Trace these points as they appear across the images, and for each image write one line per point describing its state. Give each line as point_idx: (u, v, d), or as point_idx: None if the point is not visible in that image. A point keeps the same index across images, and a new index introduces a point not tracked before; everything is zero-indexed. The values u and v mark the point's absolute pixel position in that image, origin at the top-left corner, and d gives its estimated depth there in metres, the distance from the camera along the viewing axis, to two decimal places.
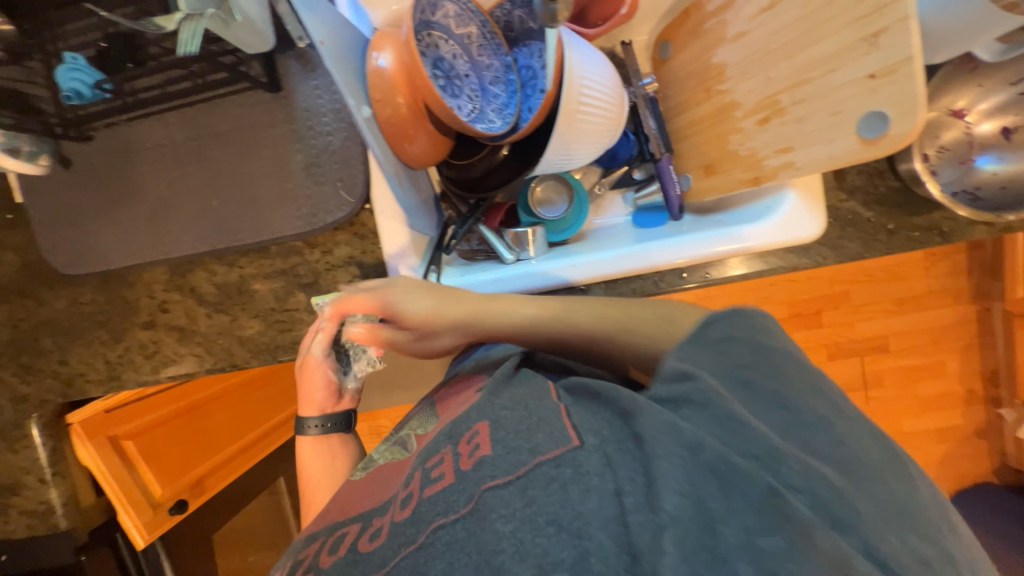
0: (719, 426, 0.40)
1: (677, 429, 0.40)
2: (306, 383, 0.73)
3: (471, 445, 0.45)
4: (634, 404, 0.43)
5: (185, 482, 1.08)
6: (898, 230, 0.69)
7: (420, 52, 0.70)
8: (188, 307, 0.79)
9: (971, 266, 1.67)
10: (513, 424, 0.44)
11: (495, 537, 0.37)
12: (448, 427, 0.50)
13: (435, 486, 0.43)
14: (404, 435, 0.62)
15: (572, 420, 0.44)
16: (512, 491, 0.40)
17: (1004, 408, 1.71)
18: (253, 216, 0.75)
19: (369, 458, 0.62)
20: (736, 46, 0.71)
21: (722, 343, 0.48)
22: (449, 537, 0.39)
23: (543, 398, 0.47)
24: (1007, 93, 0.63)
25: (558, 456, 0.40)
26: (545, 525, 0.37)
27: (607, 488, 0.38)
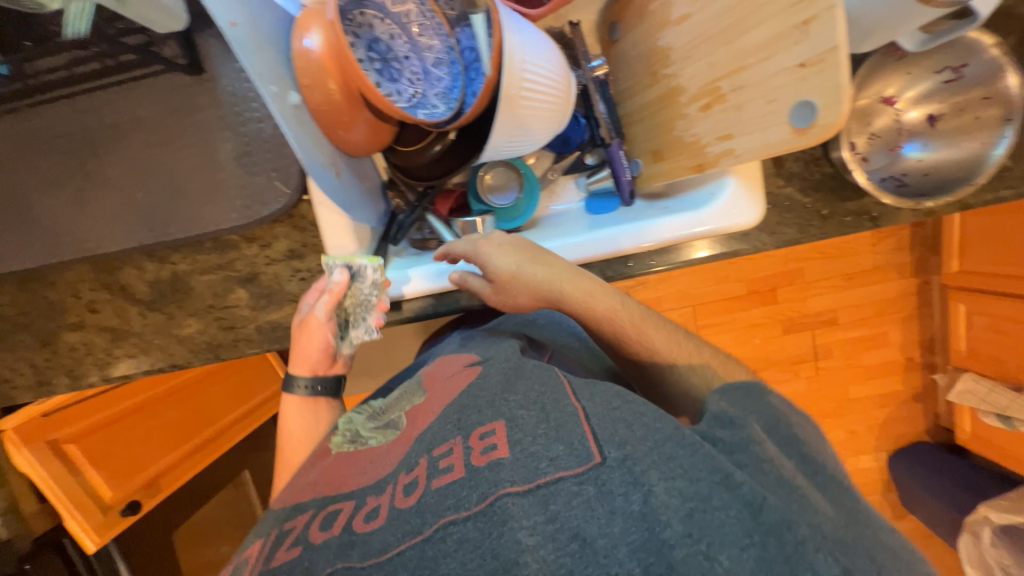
0: (746, 464, 0.48)
1: (714, 464, 0.46)
2: (302, 341, 0.71)
3: (484, 443, 0.50)
4: (675, 436, 0.48)
5: (138, 482, 1.06)
6: (832, 215, 0.71)
7: (350, 33, 0.66)
8: (119, 307, 0.75)
9: (914, 242, 1.76)
10: (530, 425, 0.50)
11: (517, 546, 0.42)
12: (456, 414, 0.55)
13: (443, 478, 0.48)
14: (394, 418, 0.64)
15: (593, 432, 0.49)
16: (533, 501, 0.45)
17: (938, 373, 1.84)
18: (183, 209, 0.71)
19: (357, 435, 0.63)
20: (680, 29, 0.70)
21: (750, 395, 0.57)
22: (460, 535, 0.44)
23: (559, 399, 0.53)
24: (933, 81, 0.64)
25: (581, 473, 0.46)
26: (565, 539, 0.43)
27: (632, 509, 0.44)
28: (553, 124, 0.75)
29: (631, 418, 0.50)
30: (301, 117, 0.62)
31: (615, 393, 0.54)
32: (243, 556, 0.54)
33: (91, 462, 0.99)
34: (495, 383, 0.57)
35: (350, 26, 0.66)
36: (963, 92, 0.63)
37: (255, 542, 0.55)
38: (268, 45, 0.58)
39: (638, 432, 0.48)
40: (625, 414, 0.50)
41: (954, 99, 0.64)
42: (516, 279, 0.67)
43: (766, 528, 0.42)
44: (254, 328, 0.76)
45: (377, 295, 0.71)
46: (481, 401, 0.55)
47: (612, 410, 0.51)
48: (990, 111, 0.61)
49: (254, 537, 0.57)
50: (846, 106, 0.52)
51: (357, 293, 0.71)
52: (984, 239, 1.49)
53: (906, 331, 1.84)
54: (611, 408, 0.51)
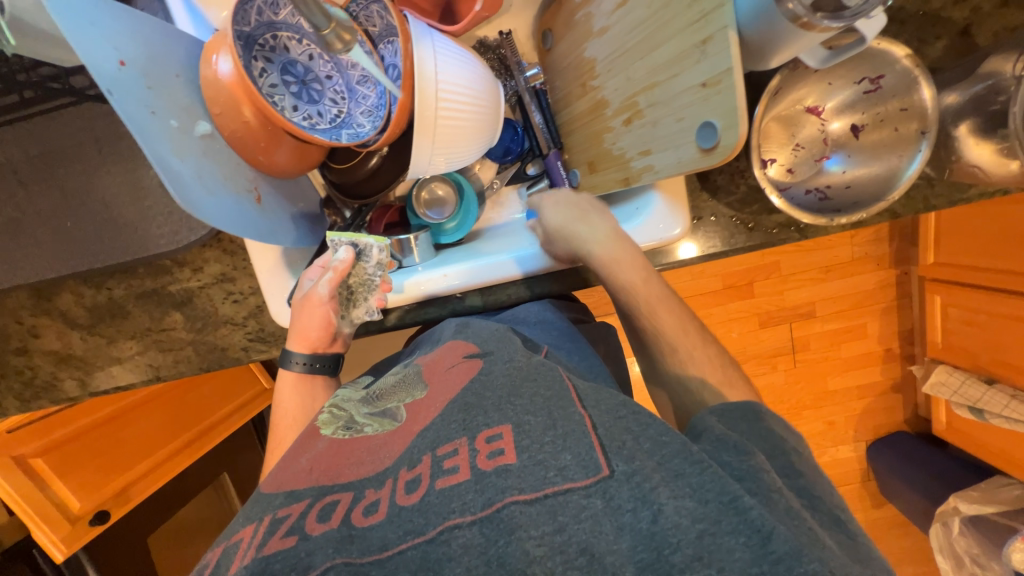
0: (761, 486, 0.44)
1: (725, 483, 0.43)
2: (303, 318, 0.71)
3: (493, 449, 0.47)
4: (684, 452, 0.46)
5: (109, 492, 1.11)
6: (757, 228, 0.71)
7: (263, 58, 0.66)
8: (60, 331, 0.77)
9: (893, 233, 1.72)
10: (538, 432, 0.48)
11: (524, 557, 0.40)
12: (460, 413, 0.53)
13: (448, 479, 0.46)
14: (390, 408, 0.60)
15: (601, 442, 0.47)
16: (540, 510, 0.43)
17: (916, 364, 1.82)
18: (112, 236, 0.71)
19: (351, 421, 0.58)
20: (602, 41, 0.68)
21: (747, 416, 0.54)
22: (466, 539, 0.42)
23: (568, 407, 0.50)
24: (854, 91, 0.63)
25: (588, 486, 0.44)
26: (574, 553, 0.41)
27: (640, 526, 0.42)
28: (476, 142, 0.75)
29: (642, 430, 0.48)
30: (213, 146, 0.61)
31: (627, 402, 0.51)
32: (229, 543, 0.47)
33: (59, 475, 1.02)
34: (503, 383, 0.55)
35: (262, 50, 0.66)
36: (882, 103, 0.62)
37: (246, 525, 0.48)
38: (170, 75, 0.58)
39: (648, 445, 0.46)
40: (630, 424, 0.48)
41: (874, 110, 0.63)
42: (561, 231, 0.72)
43: (774, 559, 0.38)
44: (191, 349, 0.78)
45: (381, 275, 0.74)
46: (487, 403, 0.53)
47: (619, 420, 0.49)
48: (909, 124, 0.60)
49: (238, 522, 0.49)
50: (744, 128, 0.51)
51: (361, 272, 0.74)
52: (959, 231, 1.46)
53: (885, 322, 1.81)
54: (617, 417, 0.49)
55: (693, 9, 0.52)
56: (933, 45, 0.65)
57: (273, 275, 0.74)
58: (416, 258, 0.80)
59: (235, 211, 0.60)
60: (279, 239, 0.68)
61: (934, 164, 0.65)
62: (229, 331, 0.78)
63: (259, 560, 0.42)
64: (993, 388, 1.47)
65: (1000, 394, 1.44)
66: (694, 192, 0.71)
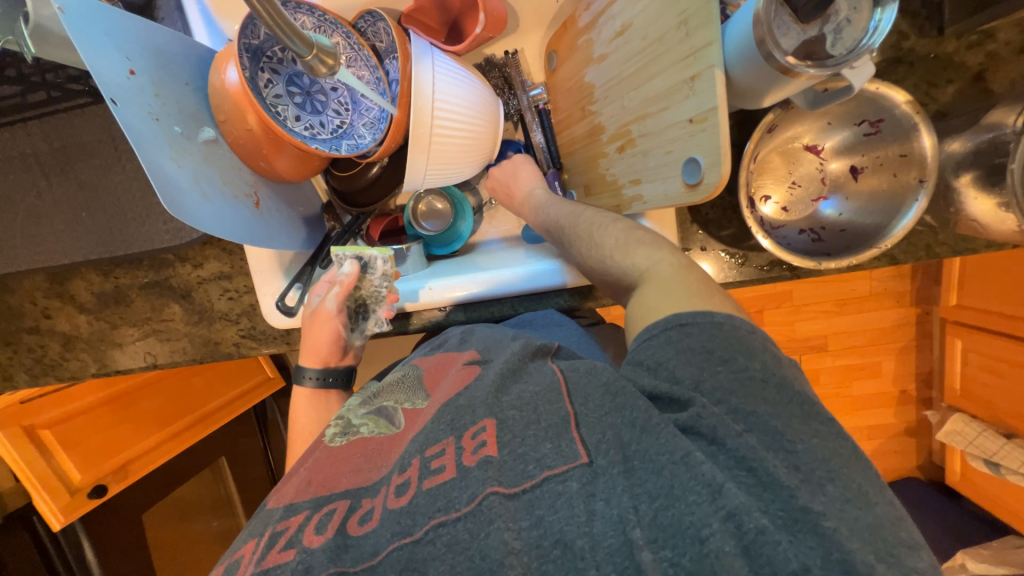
0: (722, 441, 0.44)
1: (678, 446, 0.43)
2: (314, 334, 0.74)
3: (476, 441, 0.50)
4: (647, 418, 0.46)
5: (107, 466, 1.14)
6: (747, 263, 0.71)
7: (270, 70, 0.68)
8: (69, 315, 0.82)
9: (916, 271, 1.63)
10: (519, 426, 0.50)
11: (503, 547, 0.42)
12: (449, 414, 0.55)
13: (435, 478, 0.48)
14: (388, 406, 0.65)
15: (580, 434, 0.48)
16: (518, 505, 0.44)
17: (932, 409, 1.73)
18: (122, 229, 0.75)
19: (347, 425, 0.63)
20: (600, 67, 0.68)
21: (671, 338, 0.50)
22: (450, 537, 0.44)
23: (557, 402, 0.51)
24: (853, 132, 0.62)
25: (564, 472, 0.45)
26: (549, 545, 0.42)
27: (609, 513, 0.42)
28: (472, 162, 0.79)
29: (622, 415, 0.47)
30: (215, 151, 0.64)
31: (610, 384, 0.50)
32: (232, 559, 0.50)
33: (66, 448, 1.07)
34: (491, 382, 0.56)
35: (270, 62, 0.68)
36: (881, 146, 0.60)
37: (247, 542, 0.51)
38: (179, 84, 0.61)
39: (623, 428, 0.47)
40: (615, 419, 0.48)
41: (873, 153, 0.61)
42: (506, 191, 0.84)
43: (725, 514, 0.40)
44: (187, 341, 0.82)
45: (387, 287, 0.76)
46: (476, 401, 0.55)
47: (603, 416, 0.48)
48: (909, 172, 0.58)
49: (242, 538, 0.52)
50: (728, 167, 0.50)
51: (367, 284, 0.76)
52: (984, 276, 1.39)
53: (902, 363, 1.73)
54: (601, 412, 0.49)
55: (683, 45, 0.52)
56: (943, 90, 0.64)
57: (268, 277, 0.78)
58: (408, 268, 0.83)
59: (230, 215, 0.63)
60: (276, 242, 0.71)
61: (933, 214, 0.64)
62: (223, 326, 0.82)
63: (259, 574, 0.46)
64: (1010, 443, 1.40)
65: (1018, 450, 1.37)
66: (683, 223, 0.71)
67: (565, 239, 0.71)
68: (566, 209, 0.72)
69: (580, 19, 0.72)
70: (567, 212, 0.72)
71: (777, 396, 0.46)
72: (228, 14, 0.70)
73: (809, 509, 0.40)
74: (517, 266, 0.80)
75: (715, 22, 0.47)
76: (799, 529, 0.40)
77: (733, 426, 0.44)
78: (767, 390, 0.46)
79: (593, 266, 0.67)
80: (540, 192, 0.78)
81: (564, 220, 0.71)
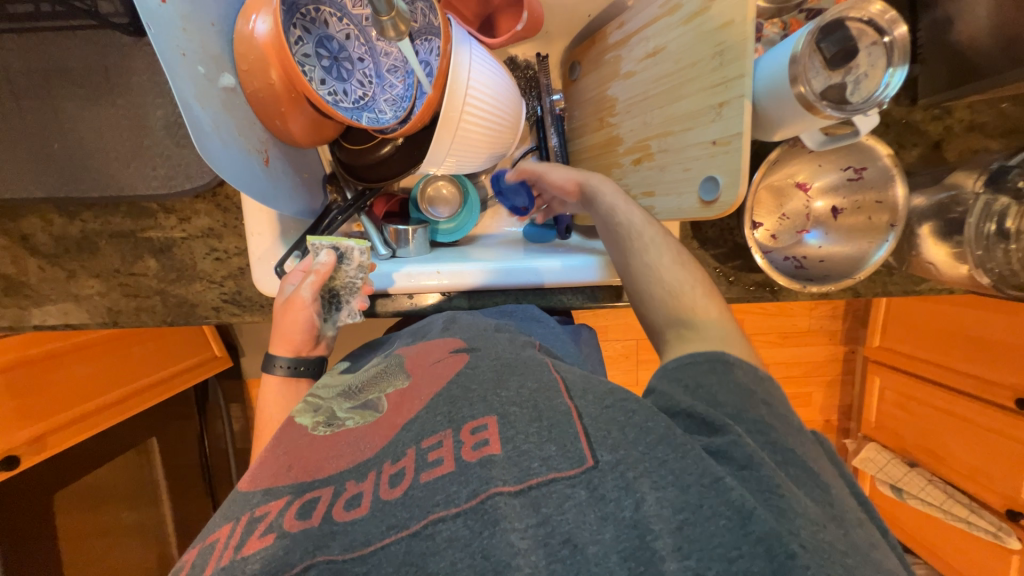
0: (756, 467, 0.42)
1: (721, 482, 0.41)
2: (287, 322, 0.69)
3: (478, 438, 0.46)
4: (678, 437, 0.45)
5: (20, 437, 0.99)
6: (737, 282, 0.78)
7: (301, 27, 0.65)
8: (16, 256, 0.73)
9: (848, 314, 1.81)
10: (523, 423, 0.47)
11: (510, 550, 0.39)
12: (445, 406, 0.51)
13: (433, 471, 0.44)
14: (371, 400, 0.59)
15: (585, 431, 0.46)
16: (523, 503, 0.41)
17: (850, 438, 1.92)
18: (103, 168, 0.69)
19: (332, 416, 0.56)
20: (627, 83, 0.72)
21: (716, 368, 0.52)
22: (450, 533, 0.40)
23: (554, 398, 0.49)
24: (839, 176, 0.71)
25: (573, 476, 0.43)
26: (558, 545, 0.39)
27: (623, 515, 0.40)
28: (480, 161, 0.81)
29: (630, 420, 0.46)
30: (232, 100, 0.60)
31: (610, 392, 0.50)
32: (205, 543, 0.44)
33: None
34: (485, 377, 0.54)
35: (302, 20, 0.66)
36: (862, 192, 0.70)
37: (223, 525, 0.45)
38: (205, 23, 0.57)
39: (633, 435, 0.45)
40: (617, 414, 0.47)
41: (854, 197, 0.71)
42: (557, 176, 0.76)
43: (755, 539, 0.37)
44: (158, 300, 0.76)
45: (362, 279, 0.72)
46: (472, 395, 0.51)
47: (605, 409, 0.48)
48: (881, 216, 0.68)
49: (214, 521, 0.46)
50: (744, 188, 0.56)
51: (342, 275, 0.72)
52: (904, 323, 1.59)
53: (829, 395, 1.91)
54: (603, 407, 0.48)
55: (714, 74, 0.57)
56: (909, 151, 0.76)
57: (264, 241, 0.74)
58: (410, 250, 0.82)
59: (242, 168, 0.60)
60: (277, 203, 0.68)
61: (897, 255, 0.75)
62: (204, 288, 0.76)
63: (234, 563, 0.40)
64: (913, 470, 1.60)
65: (919, 477, 1.57)
66: (686, 238, 0.77)
67: (619, 237, 0.66)
68: (642, 213, 0.66)
69: (610, 36, 0.76)
70: (644, 217, 0.65)
71: (803, 435, 0.49)
72: None
73: (835, 543, 0.39)
74: (501, 263, 0.80)
75: (750, 57, 0.52)
76: (827, 559, 0.37)
77: (766, 458, 0.44)
78: (801, 437, 0.48)
79: (630, 273, 0.65)
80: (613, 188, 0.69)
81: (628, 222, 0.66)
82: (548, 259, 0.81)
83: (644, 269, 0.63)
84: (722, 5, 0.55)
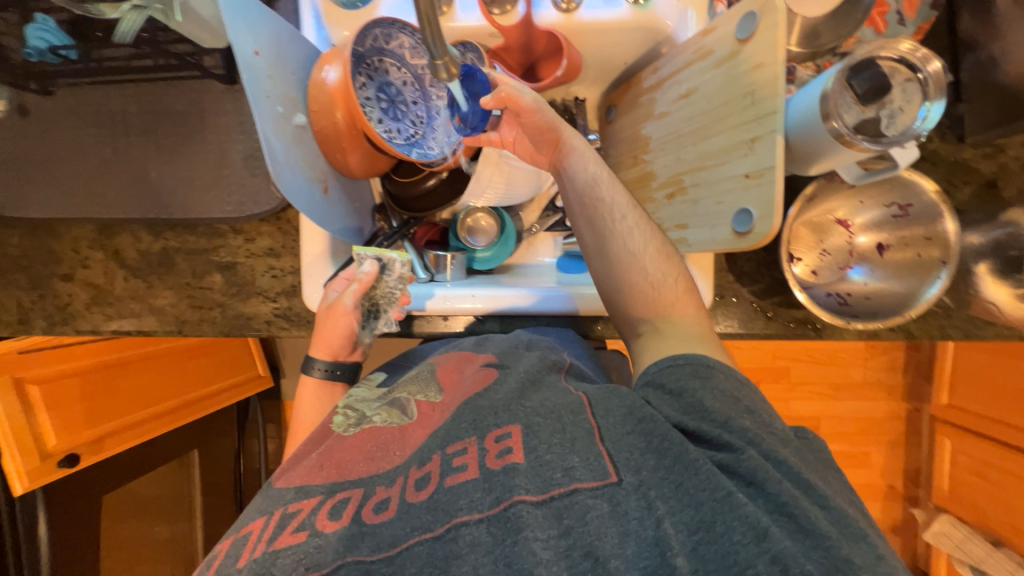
0: (761, 483, 0.44)
1: (734, 500, 0.42)
2: (328, 328, 0.74)
3: (502, 447, 0.48)
4: (689, 453, 0.45)
5: (84, 437, 1.06)
6: (775, 318, 0.76)
7: (366, 75, 0.74)
8: (107, 268, 0.83)
9: (908, 366, 1.67)
10: (546, 433, 0.49)
11: (531, 558, 0.40)
12: (471, 415, 0.53)
13: (457, 476, 0.46)
14: (400, 398, 0.63)
15: (606, 447, 0.47)
16: (546, 514, 0.43)
17: (919, 508, 1.71)
18: (189, 193, 0.79)
19: (361, 416, 0.60)
20: (660, 123, 0.75)
21: (697, 372, 0.54)
22: (473, 537, 0.42)
23: (580, 414, 0.51)
24: (883, 212, 0.70)
25: (595, 487, 0.44)
26: (578, 557, 0.41)
27: (645, 533, 0.41)
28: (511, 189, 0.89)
29: (649, 440, 0.47)
30: (302, 136, 0.69)
31: (634, 408, 0.50)
32: (239, 535, 0.47)
33: (48, 407, 1.00)
34: (511, 388, 0.56)
35: (367, 69, 0.75)
36: (908, 227, 0.68)
37: (256, 518, 0.48)
38: (287, 72, 0.67)
39: (650, 454, 0.46)
40: (637, 440, 0.48)
41: (901, 233, 0.69)
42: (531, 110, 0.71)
43: (770, 557, 0.39)
44: (218, 312, 0.83)
45: (401, 290, 0.77)
46: (497, 405, 0.53)
47: (626, 434, 0.48)
48: (931, 251, 0.66)
49: (248, 514, 0.50)
50: (779, 220, 0.56)
51: (383, 285, 0.77)
52: (975, 379, 1.45)
53: (891, 456, 1.73)
54: (623, 430, 0.49)
55: (745, 111, 0.59)
56: (960, 189, 0.74)
57: (317, 264, 0.79)
58: (447, 275, 0.87)
59: (306, 195, 0.67)
60: (332, 227, 0.74)
61: (953, 295, 0.71)
62: (259, 303, 0.83)
63: (269, 556, 0.43)
64: (997, 551, 1.40)
65: (1006, 559, 1.36)
66: (721, 271, 0.76)
67: (597, 219, 0.68)
68: (624, 194, 0.68)
69: (645, 80, 0.80)
70: (626, 200, 0.68)
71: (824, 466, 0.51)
72: (338, 22, 0.76)
73: (850, 559, 0.40)
74: (531, 290, 0.82)
75: (781, 95, 0.54)
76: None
77: (771, 472, 0.45)
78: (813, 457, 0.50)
79: (608, 256, 0.67)
80: (596, 159, 0.70)
81: (610, 202, 0.67)
82: (580, 284, 0.83)
83: (625, 254, 0.66)
84: (755, 48, 0.57)
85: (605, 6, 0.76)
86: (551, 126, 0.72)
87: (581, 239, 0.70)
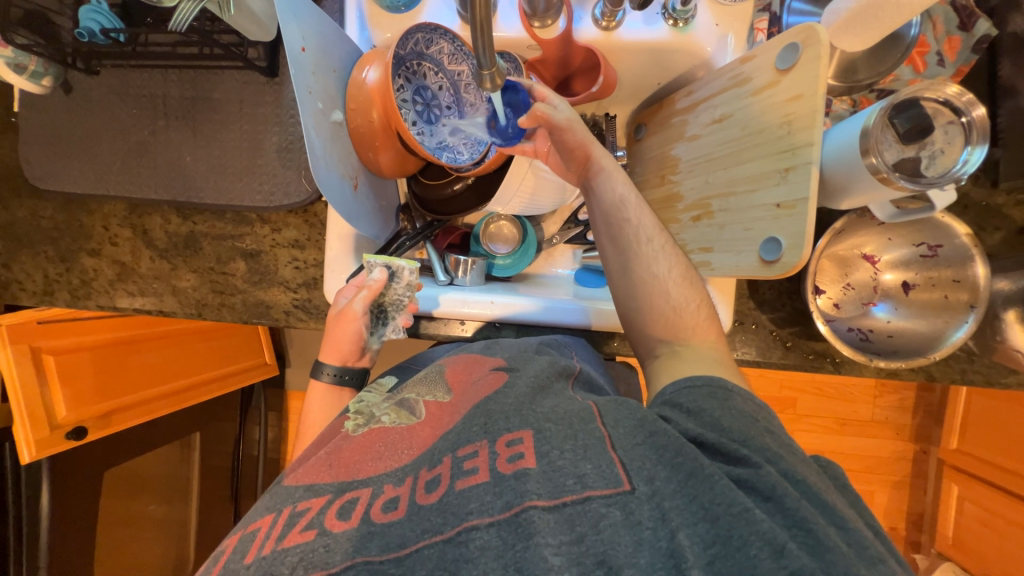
0: (781, 499, 0.43)
1: (753, 517, 0.41)
2: (338, 333, 0.75)
3: (513, 452, 0.48)
4: (704, 467, 0.45)
5: (93, 410, 1.06)
6: (794, 348, 0.76)
7: (404, 78, 0.75)
8: (134, 247, 0.84)
9: (918, 407, 1.64)
10: (559, 439, 0.49)
11: (543, 563, 0.40)
12: (482, 418, 0.53)
13: (468, 480, 0.46)
14: (409, 399, 0.63)
15: (618, 455, 0.47)
16: (557, 519, 0.42)
17: (921, 553, 1.67)
18: (221, 180, 0.80)
19: (370, 416, 0.61)
20: (691, 145, 0.76)
21: (716, 394, 0.54)
22: (483, 542, 0.42)
23: (590, 423, 0.50)
24: (911, 251, 0.70)
25: (609, 496, 0.44)
26: (591, 564, 0.40)
27: (659, 544, 0.41)
28: (535, 200, 0.89)
29: (660, 452, 0.47)
30: (338, 132, 0.70)
31: (644, 420, 0.50)
32: (247, 531, 0.48)
33: (60, 378, 1.00)
34: (523, 393, 0.55)
35: (406, 72, 0.76)
36: (936, 268, 0.68)
37: (265, 515, 0.49)
38: (329, 70, 0.68)
39: (663, 466, 0.46)
40: (648, 452, 0.47)
41: (928, 273, 0.69)
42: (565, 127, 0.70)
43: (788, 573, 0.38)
44: (239, 299, 0.84)
45: (409, 297, 0.77)
46: (508, 409, 0.53)
47: (637, 445, 0.48)
48: (959, 294, 0.66)
49: (258, 509, 0.50)
50: (808, 251, 0.56)
51: (391, 293, 0.77)
52: (988, 425, 1.42)
53: (896, 497, 1.69)
54: (634, 442, 0.48)
55: (780, 142, 0.59)
56: (990, 235, 0.73)
57: (340, 258, 0.80)
58: (466, 279, 0.87)
59: (339, 190, 0.68)
60: (360, 224, 0.75)
61: (978, 339, 0.71)
62: (280, 292, 0.84)
63: (278, 553, 0.43)
64: None
65: None
66: (741, 297, 0.76)
67: (622, 238, 0.67)
68: (650, 217, 0.68)
69: (678, 101, 0.81)
70: (652, 223, 0.67)
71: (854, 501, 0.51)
72: (381, 25, 0.77)
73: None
74: (541, 303, 0.82)
75: (819, 128, 0.55)
76: None
77: (789, 489, 0.45)
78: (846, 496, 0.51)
79: (631, 277, 0.66)
80: (624, 180, 0.69)
81: (637, 223, 0.67)
82: (592, 302, 0.83)
83: (649, 276, 0.65)
84: (795, 79, 0.58)
85: (646, 26, 0.76)
86: (580, 145, 0.70)
87: (605, 258, 0.70)
